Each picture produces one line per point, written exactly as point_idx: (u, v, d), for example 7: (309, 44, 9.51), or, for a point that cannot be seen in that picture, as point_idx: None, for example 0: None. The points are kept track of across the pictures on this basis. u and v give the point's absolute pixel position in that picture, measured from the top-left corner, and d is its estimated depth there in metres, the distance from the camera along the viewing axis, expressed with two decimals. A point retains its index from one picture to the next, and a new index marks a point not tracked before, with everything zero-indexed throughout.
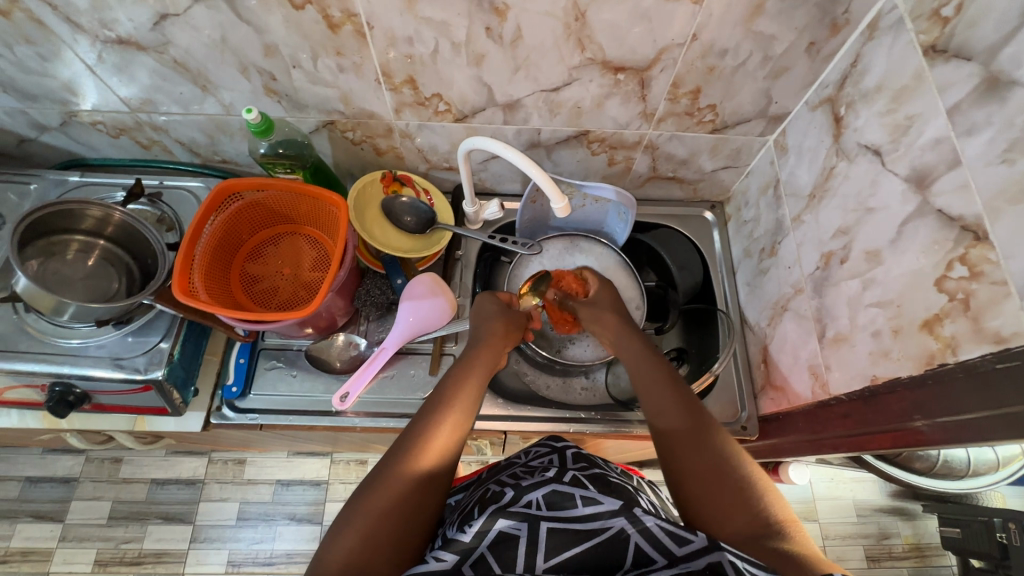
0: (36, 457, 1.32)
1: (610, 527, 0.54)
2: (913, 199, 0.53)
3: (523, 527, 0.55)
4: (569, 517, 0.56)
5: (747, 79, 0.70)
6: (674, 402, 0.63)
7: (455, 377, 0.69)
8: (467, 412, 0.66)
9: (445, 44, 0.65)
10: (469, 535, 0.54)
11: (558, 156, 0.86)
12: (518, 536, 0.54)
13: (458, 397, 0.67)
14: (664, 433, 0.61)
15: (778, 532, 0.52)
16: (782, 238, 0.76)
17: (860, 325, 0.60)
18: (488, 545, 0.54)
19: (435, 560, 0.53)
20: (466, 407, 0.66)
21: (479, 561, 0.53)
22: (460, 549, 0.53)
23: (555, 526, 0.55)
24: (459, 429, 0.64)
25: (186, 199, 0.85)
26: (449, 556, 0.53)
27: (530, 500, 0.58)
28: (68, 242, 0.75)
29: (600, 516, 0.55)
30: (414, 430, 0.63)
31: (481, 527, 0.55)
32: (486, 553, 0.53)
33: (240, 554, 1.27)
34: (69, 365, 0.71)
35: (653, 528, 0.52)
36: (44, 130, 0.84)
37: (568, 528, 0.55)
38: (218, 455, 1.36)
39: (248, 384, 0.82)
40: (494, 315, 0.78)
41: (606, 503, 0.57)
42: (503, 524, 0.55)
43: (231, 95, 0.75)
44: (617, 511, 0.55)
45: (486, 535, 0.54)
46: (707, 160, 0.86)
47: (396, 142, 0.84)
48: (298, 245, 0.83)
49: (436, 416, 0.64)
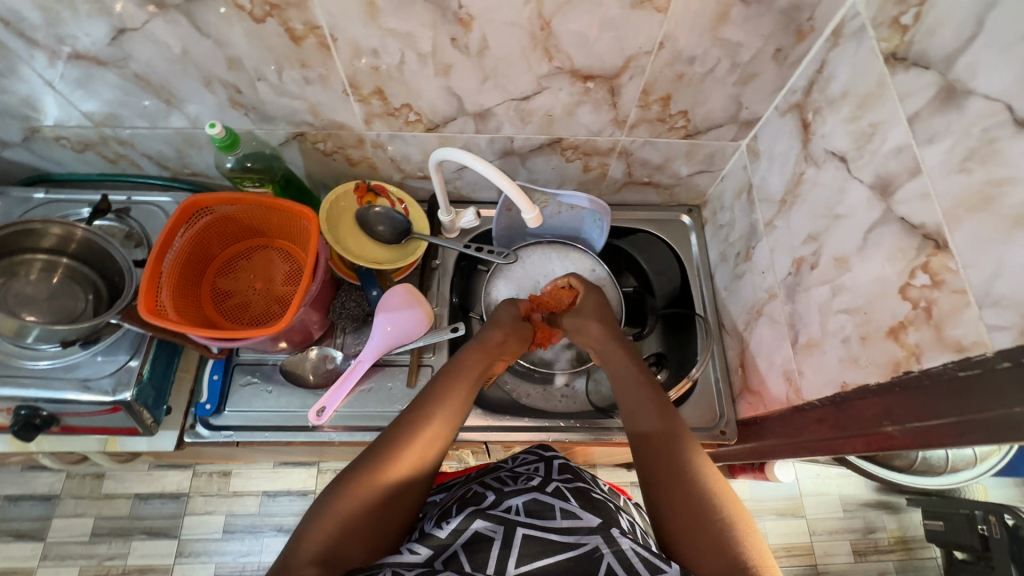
0: (14, 474, 1.29)
1: (586, 544, 0.54)
2: (878, 206, 0.53)
3: (499, 530, 0.55)
4: (547, 526, 0.56)
5: (717, 85, 0.70)
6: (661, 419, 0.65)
7: (446, 382, 0.68)
8: (454, 419, 0.66)
9: (411, 55, 0.65)
10: (445, 532, 0.56)
11: (533, 163, 0.85)
12: (493, 538, 0.55)
13: (450, 405, 0.66)
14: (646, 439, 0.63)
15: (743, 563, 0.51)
16: (757, 243, 0.77)
17: (830, 332, 0.60)
18: (462, 543, 0.54)
19: (408, 553, 0.54)
20: (454, 419, 0.65)
21: (451, 558, 0.53)
22: (435, 544, 0.54)
23: (532, 533, 0.55)
24: (445, 437, 0.63)
25: (154, 213, 0.83)
26: (423, 550, 0.54)
27: (510, 505, 0.58)
28: (31, 262, 0.73)
29: (577, 531, 0.55)
30: (399, 427, 0.62)
31: (457, 525, 0.56)
32: (459, 551, 0.54)
33: (226, 567, 1.26)
34: (34, 388, 0.69)
35: (628, 551, 0.53)
36: (7, 146, 0.82)
37: (544, 537, 0.55)
38: (202, 467, 1.34)
39: (222, 401, 0.80)
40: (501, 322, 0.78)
41: (585, 520, 0.57)
42: (480, 525, 0.56)
43: (197, 108, 0.73)
44: (594, 529, 0.56)
45: (462, 533, 0.55)
46: (681, 164, 0.85)
47: (369, 152, 0.83)
48: (271, 258, 0.82)
49: (422, 417, 0.63)
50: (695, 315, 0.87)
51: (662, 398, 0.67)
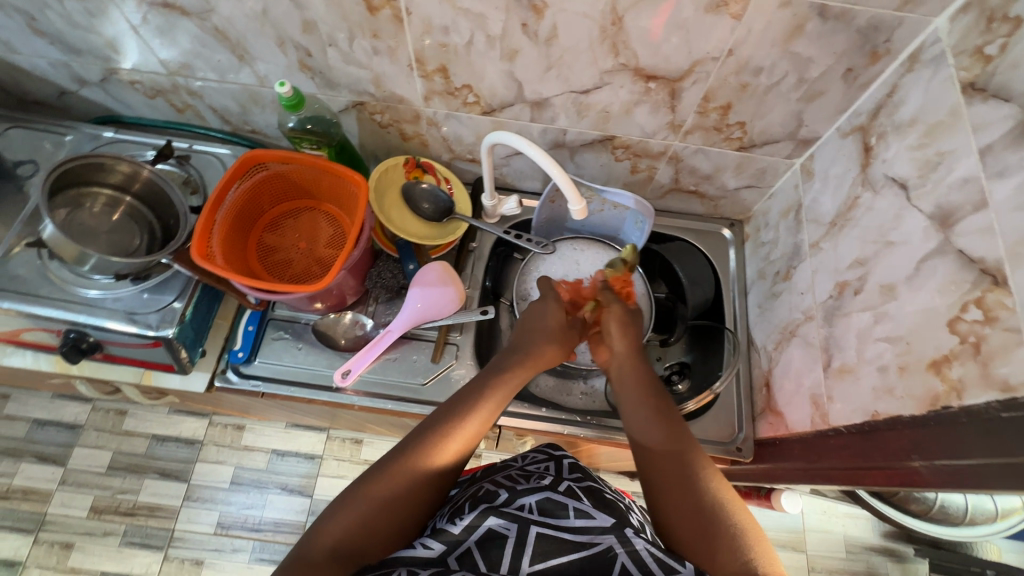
0: (45, 400, 1.36)
1: (599, 544, 0.55)
2: (935, 237, 0.52)
3: (512, 528, 0.56)
4: (561, 526, 0.57)
5: (779, 99, 0.69)
6: (670, 431, 0.63)
7: (474, 388, 0.67)
8: (482, 421, 0.65)
9: (480, 36, 0.66)
10: (458, 528, 0.56)
11: (581, 158, 0.86)
12: (507, 536, 0.55)
13: (473, 410, 0.65)
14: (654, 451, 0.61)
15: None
16: (798, 263, 0.76)
17: (866, 359, 0.59)
18: (476, 540, 0.55)
19: (422, 547, 0.55)
20: (477, 422, 0.64)
21: (465, 554, 0.55)
22: (449, 540, 0.55)
23: (545, 532, 0.56)
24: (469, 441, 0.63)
25: (212, 163, 0.86)
26: (437, 546, 0.55)
27: (523, 504, 0.59)
28: (95, 195, 0.77)
29: (590, 531, 0.56)
30: (422, 432, 0.62)
31: (471, 522, 0.56)
32: (472, 547, 0.55)
33: (230, 517, 1.30)
34: (85, 314, 0.73)
35: (642, 551, 0.53)
36: (84, 84, 0.86)
37: (557, 537, 0.55)
38: (219, 418, 1.38)
39: (254, 351, 0.83)
40: (547, 334, 0.76)
41: (598, 519, 0.58)
42: (493, 522, 0.56)
43: (266, 67, 0.76)
44: (607, 529, 0.56)
45: (476, 530, 0.56)
46: (730, 176, 0.85)
47: (423, 129, 0.85)
48: (317, 220, 0.85)
49: (450, 424, 0.63)
50: (723, 329, 0.87)
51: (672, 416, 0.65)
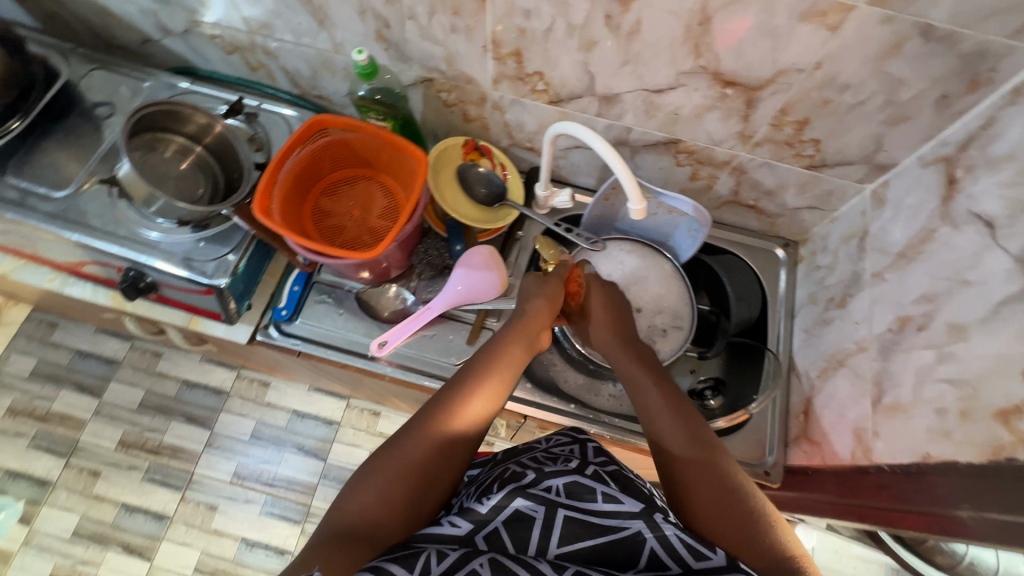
0: (88, 333, 1.42)
1: (628, 528, 0.54)
2: (1018, 281, 0.50)
3: (540, 510, 0.56)
4: (588, 509, 0.56)
5: (861, 120, 0.67)
6: (675, 417, 0.64)
7: (480, 362, 0.68)
8: (494, 397, 0.65)
9: (561, 24, 0.65)
10: (486, 508, 0.56)
11: (641, 159, 0.85)
12: (534, 518, 0.55)
13: (484, 384, 0.65)
14: (664, 438, 0.63)
15: (788, 565, 0.53)
16: (856, 292, 0.73)
17: (923, 399, 0.57)
18: (503, 520, 0.55)
19: (449, 525, 0.55)
20: (488, 398, 0.65)
21: (491, 534, 0.54)
22: (476, 519, 0.55)
23: (573, 515, 0.55)
24: (480, 416, 0.63)
25: (278, 123, 0.88)
26: (464, 524, 0.55)
27: (550, 485, 0.58)
28: (169, 141, 0.80)
29: (619, 515, 0.55)
30: (430, 408, 0.63)
31: (498, 502, 0.56)
32: (499, 527, 0.55)
33: (246, 469, 1.34)
34: (146, 255, 0.76)
35: (672, 537, 0.53)
36: (167, 34, 0.89)
37: (584, 520, 0.55)
38: (246, 372, 1.42)
39: (297, 310, 0.85)
40: (547, 306, 0.74)
41: (626, 504, 0.56)
42: (521, 504, 0.56)
43: (344, 34, 0.77)
44: (637, 513, 0.55)
45: (503, 510, 0.55)
46: (793, 195, 0.82)
47: (487, 112, 0.85)
48: (373, 190, 0.86)
49: (461, 397, 0.64)
50: (765, 350, 0.85)
51: (679, 400, 0.67)
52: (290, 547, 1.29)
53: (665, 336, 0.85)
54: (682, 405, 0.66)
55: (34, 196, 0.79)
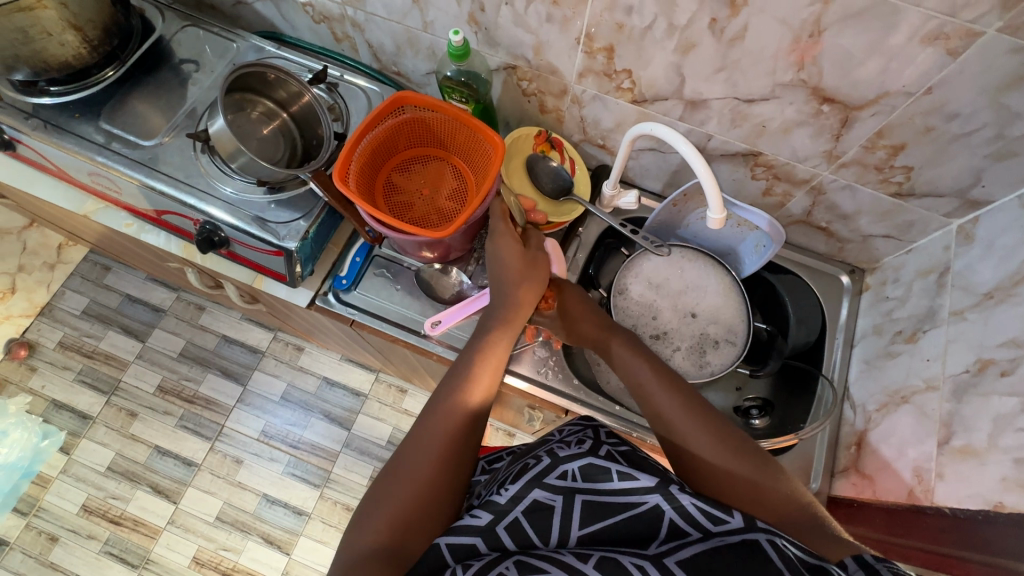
0: (139, 280, 1.48)
1: (644, 504, 0.52)
2: None
3: (558, 499, 0.55)
4: (603, 490, 0.54)
5: (963, 151, 0.64)
6: (673, 395, 0.64)
7: (475, 353, 0.69)
8: (486, 394, 0.66)
9: (662, 23, 0.65)
10: (505, 499, 0.57)
11: (716, 168, 0.83)
12: (553, 507, 0.54)
13: (478, 383, 0.66)
14: (667, 418, 0.63)
15: (808, 511, 0.55)
16: (929, 328, 0.70)
17: (1000, 446, 0.55)
18: (523, 509, 0.55)
19: (471, 517, 0.56)
20: (481, 396, 0.66)
21: (512, 523, 0.54)
22: (495, 509, 0.56)
23: (589, 498, 0.54)
24: (476, 414, 0.64)
25: (357, 95, 0.89)
26: (484, 515, 0.56)
27: (566, 470, 0.57)
28: (257, 104, 0.83)
29: (635, 491, 0.53)
30: (428, 416, 0.64)
31: (517, 493, 0.56)
32: (519, 516, 0.55)
33: (274, 428, 1.38)
34: (222, 212, 0.79)
35: (689, 507, 0.51)
36: None
37: (598, 501, 0.54)
38: (282, 335, 1.46)
39: (356, 281, 0.87)
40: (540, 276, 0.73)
41: (642, 479, 0.54)
42: (539, 494, 0.56)
43: (437, 14, 0.78)
44: (652, 488, 0.53)
45: (522, 500, 0.56)
46: (871, 221, 0.80)
47: (565, 105, 0.84)
48: (443, 171, 0.86)
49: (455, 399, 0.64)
50: (819, 375, 0.82)
51: (674, 378, 0.66)
52: (308, 509, 1.32)
53: (717, 348, 0.85)
54: (678, 382, 0.65)
55: (120, 142, 0.82)
